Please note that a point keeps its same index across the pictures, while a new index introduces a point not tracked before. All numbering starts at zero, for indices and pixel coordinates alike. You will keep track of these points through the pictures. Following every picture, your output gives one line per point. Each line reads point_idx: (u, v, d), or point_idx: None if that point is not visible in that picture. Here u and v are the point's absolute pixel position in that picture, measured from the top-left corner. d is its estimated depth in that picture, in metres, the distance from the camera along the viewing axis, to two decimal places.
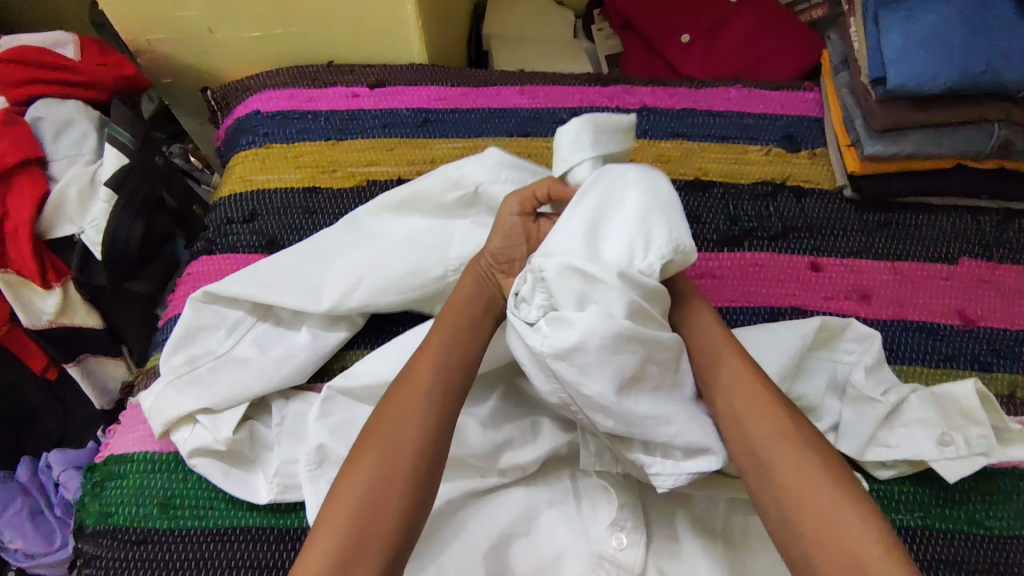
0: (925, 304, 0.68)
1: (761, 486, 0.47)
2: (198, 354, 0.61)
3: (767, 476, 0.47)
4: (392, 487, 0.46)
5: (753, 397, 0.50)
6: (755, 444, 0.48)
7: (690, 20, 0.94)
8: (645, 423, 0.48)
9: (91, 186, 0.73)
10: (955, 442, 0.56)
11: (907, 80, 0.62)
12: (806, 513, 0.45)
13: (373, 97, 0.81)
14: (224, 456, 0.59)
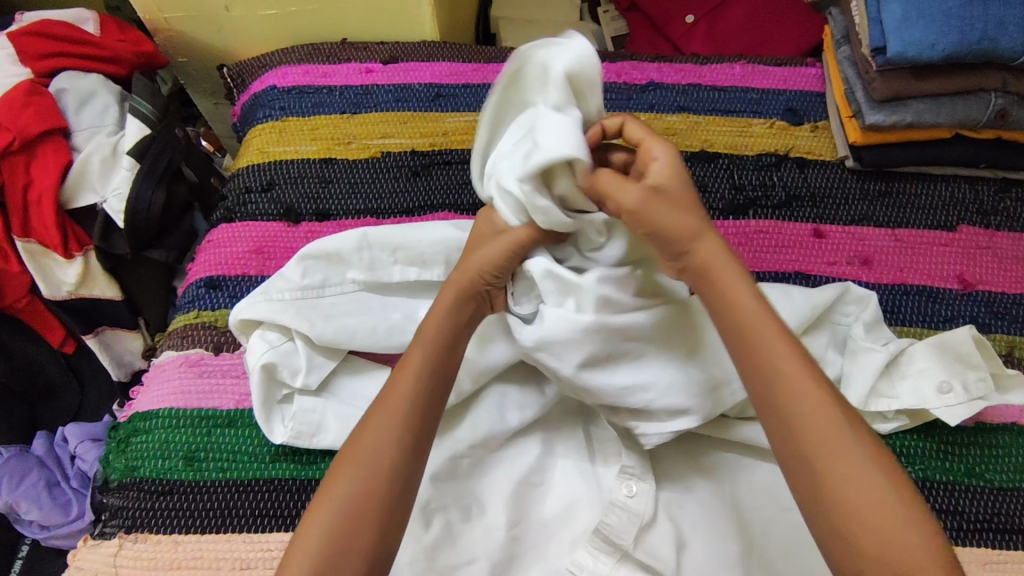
0: (925, 268, 0.70)
1: (808, 485, 0.42)
2: (326, 283, 0.60)
3: (816, 476, 0.42)
4: (368, 506, 0.45)
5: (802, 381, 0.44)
6: (808, 438, 0.43)
7: (694, 1, 0.96)
8: (612, 390, 0.52)
9: (113, 157, 0.75)
10: (954, 389, 0.58)
11: (906, 49, 0.64)
12: (837, 502, 0.41)
13: (386, 72, 0.83)
14: (275, 381, 0.59)
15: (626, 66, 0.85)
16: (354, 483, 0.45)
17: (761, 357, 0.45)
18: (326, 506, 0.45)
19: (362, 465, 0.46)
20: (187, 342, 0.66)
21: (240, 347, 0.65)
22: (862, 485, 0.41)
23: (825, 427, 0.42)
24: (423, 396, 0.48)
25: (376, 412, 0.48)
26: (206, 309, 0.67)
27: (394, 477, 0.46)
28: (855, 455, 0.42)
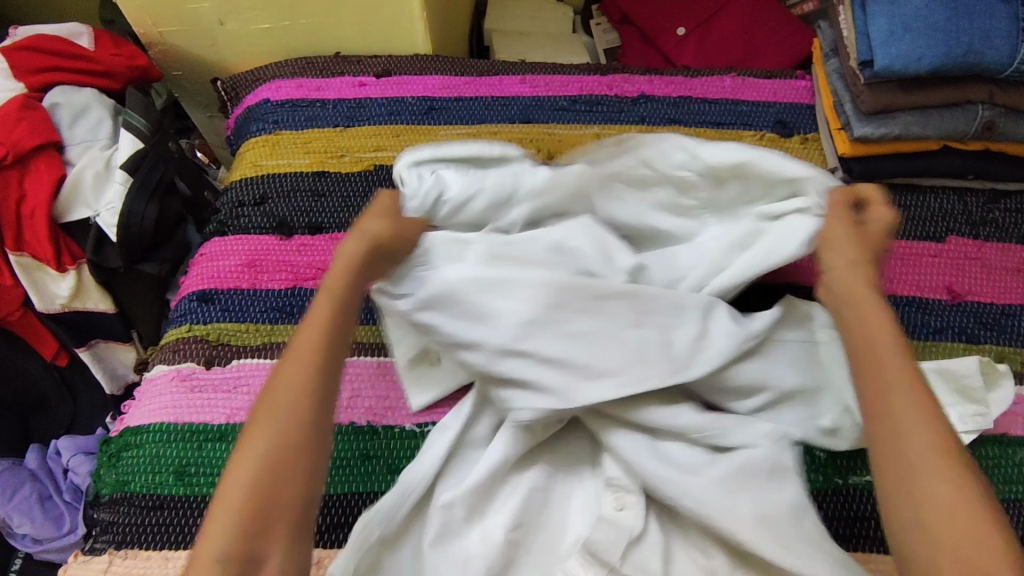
0: (915, 280, 0.71)
1: (897, 485, 0.43)
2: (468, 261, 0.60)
3: (908, 478, 0.43)
4: (280, 472, 0.43)
5: (915, 399, 0.45)
6: (907, 449, 0.43)
7: (685, 14, 0.97)
8: (459, 333, 0.55)
9: (106, 171, 0.75)
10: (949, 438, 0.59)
11: (893, 62, 0.65)
12: (902, 464, 0.43)
13: (379, 86, 0.84)
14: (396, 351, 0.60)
15: (618, 78, 0.85)
16: (275, 429, 0.45)
17: (870, 345, 0.48)
18: (247, 459, 0.44)
19: (281, 412, 0.45)
20: (178, 355, 0.66)
21: (231, 362, 0.65)
22: (922, 448, 0.43)
23: (905, 400, 0.45)
24: (333, 340, 0.49)
25: (289, 363, 0.48)
26: (198, 322, 0.68)
27: (313, 422, 0.46)
28: (928, 426, 0.44)
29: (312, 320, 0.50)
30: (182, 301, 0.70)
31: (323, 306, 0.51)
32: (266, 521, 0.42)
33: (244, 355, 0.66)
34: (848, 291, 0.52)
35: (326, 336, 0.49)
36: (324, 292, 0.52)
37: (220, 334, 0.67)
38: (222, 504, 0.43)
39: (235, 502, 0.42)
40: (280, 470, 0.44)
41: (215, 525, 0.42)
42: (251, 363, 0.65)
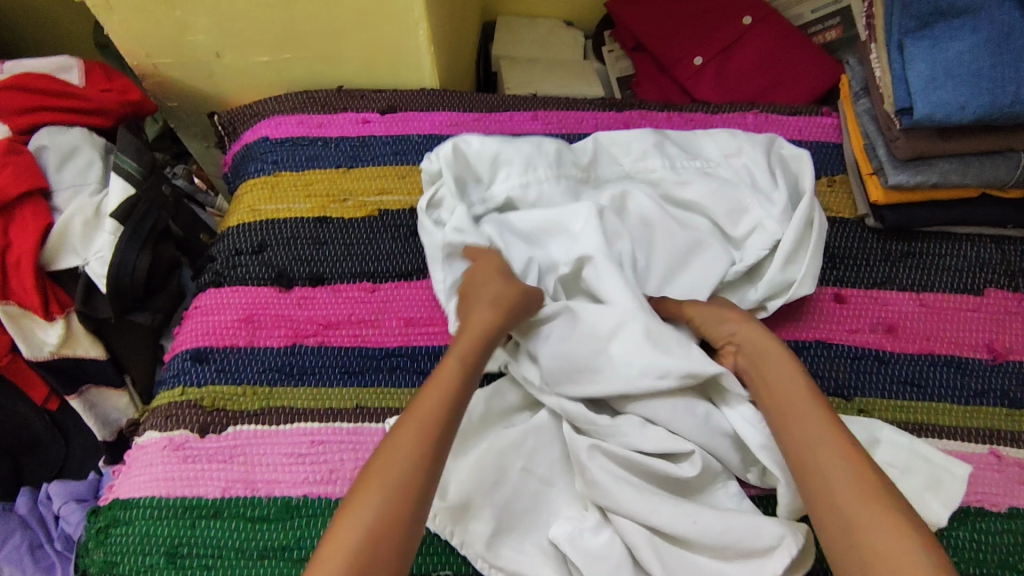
0: (952, 337, 0.67)
1: (836, 527, 0.45)
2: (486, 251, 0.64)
3: (846, 520, 0.45)
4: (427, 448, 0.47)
5: (838, 448, 0.48)
6: (838, 491, 0.46)
7: (702, 43, 0.93)
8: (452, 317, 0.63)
9: (96, 218, 0.71)
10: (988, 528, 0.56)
11: (934, 111, 0.60)
12: (839, 514, 0.45)
13: (384, 123, 0.80)
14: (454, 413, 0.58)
15: (634, 114, 0.81)
16: (417, 442, 0.47)
17: (788, 405, 0.52)
18: (361, 504, 0.44)
19: (402, 460, 0.46)
20: (171, 422, 0.62)
21: (227, 429, 0.61)
22: (857, 504, 0.45)
23: (832, 452, 0.48)
24: (458, 400, 0.50)
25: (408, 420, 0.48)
26: (192, 384, 0.63)
27: (429, 474, 0.46)
28: (863, 475, 0.46)
29: (443, 373, 0.51)
30: (175, 358, 0.66)
31: (452, 364, 0.52)
32: (371, 568, 0.42)
33: (240, 421, 0.62)
34: (763, 356, 0.56)
35: (454, 395, 0.50)
36: (455, 347, 0.53)
37: (214, 399, 0.63)
38: (332, 547, 0.42)
39: (346, 543, 0.42)
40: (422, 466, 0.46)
41: (324, 561, 0.42)
42: (248, 430, 0.61)
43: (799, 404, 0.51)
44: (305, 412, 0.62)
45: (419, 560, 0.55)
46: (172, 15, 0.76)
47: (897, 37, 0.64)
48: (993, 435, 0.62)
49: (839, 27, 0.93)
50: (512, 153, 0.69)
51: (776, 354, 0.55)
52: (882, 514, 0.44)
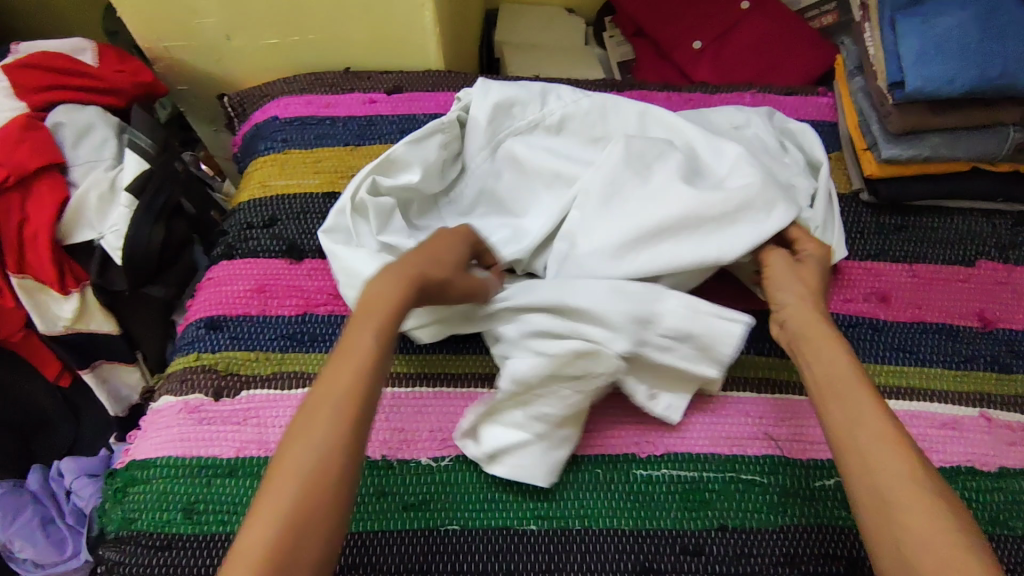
0: (944, 306, 0.69)
1: (880, 529, 0.43)
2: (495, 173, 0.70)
3: (892, 522, 0.43)
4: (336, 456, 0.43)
5: (894, 445, 0.46)
6: (883, 487, 0.44)
7: (700, 27, 0.95)
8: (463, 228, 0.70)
9: (111, 192, 0.74)
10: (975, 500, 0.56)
11: (925, 84, 0.62)
12: (878, 500, 0.44)
13: (390, 103, 0.82)
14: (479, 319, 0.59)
15: (634, 95, 0.83)
16: (312, 454, 0.43)
17: (837, 397, 0.49)
18: (285, 478, 0.42)
19: (319, 436, 0.44)
20: (186, 386, 0.64)
21: (241, 393, 0.63)
22: (911, 503, 0.43)
23: (883, 449, 0.45)
24: (367, 372, 0.47)
25: (324, 392, 0.46)
26: (206, 350, 0.65)
27: (349, 442, 0.44)
28: (898, 453, 0.45)
29: (350, 348, 0.48)
30: (189, 327, 0.68)
31: (360, 344, 0.48)
32: (304, 536, 0.41)
33: (254, 385, 0.63)
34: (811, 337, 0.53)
35: (365, 370, 0.47)
36: (365, 323, 0.49)
37: (228, 364, 0.65)
38: (256, 526, 0.41)
39: (271, 519, 0.41)
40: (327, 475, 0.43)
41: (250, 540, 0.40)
42: (261, 394, 0.63)
43: (840, 384, 0.50)
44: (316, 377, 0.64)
45: (428, 516, 0.57)
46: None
47: (889, 14, 0.66)
48: (984, 398, 0.64)
49: (834, 12, 0.95)
50: (524, 99, 0.71)
51: (822, 334, 0.53)
52: (922, 496, 0.43)
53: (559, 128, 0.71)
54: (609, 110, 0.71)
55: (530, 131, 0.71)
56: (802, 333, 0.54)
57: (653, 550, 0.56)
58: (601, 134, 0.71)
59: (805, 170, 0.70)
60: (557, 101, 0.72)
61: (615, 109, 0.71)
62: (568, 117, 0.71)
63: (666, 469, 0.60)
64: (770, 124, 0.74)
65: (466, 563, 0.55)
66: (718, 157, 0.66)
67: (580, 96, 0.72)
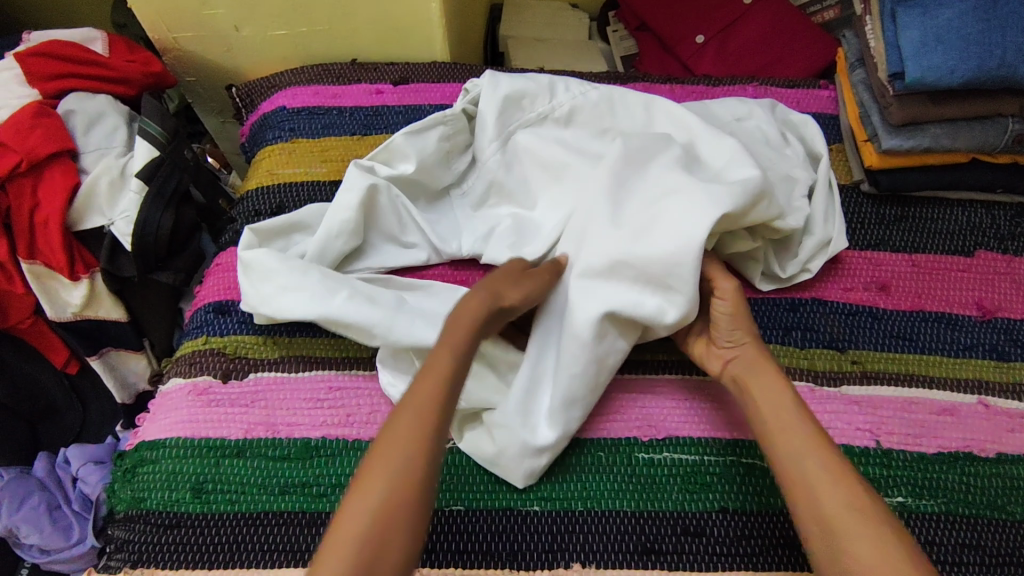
0: (943, 295, 0.70)
1: (826, 549, 0.45)
2: (501, 165, 0.71)
3: (835, 540, 0.45)
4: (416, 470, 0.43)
5: (833, 467, 0.48)
6: (829, 506, 0.46)
7: (704, 22, 0.96)
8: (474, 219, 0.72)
9: (121, 179, 0.74)
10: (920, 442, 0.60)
11: (925, 75, 0.63)
12: (824, 520, 0.46)
13: (397, 93, 0.83)
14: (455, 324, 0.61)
15: (638, 87, 0.84)
16: (395, 467, 0.43)
17: (784, 426, 0.52)
18: (375, 478, 0.43)
19: (401, 453, 0.44)
20: (195, 368, 0.64)
21: (248, 375, 0.64)
22: (853, 517, 0.45)
23: (819, 469, 0.48)
24: (453, 383, 0.48)
25: (421, 396, 0.47)
26: (215, 334, 0.66)
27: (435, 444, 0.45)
28: (844, 478, 0.47)
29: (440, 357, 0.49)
30: (199, 311, 0.69)
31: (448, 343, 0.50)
32: (382, 547, 0.40)
33: (262, 368, 0.64)
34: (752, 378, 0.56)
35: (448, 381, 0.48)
36: (456, 323, 0.52)
37: (237, 347, 0.65)
38: (342, 529, 0.41)
39: (355, 523, 0.41)
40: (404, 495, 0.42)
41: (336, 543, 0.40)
42: (268, 376, 0.64)
43: (784, 420, 0.52)
44: (323, 360, 0.65)
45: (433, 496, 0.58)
46: None
47: (890, 6, 0.67)
48: (982, 385, 0.65)
49: (836, 7, 0.96)
50: (533, 91, 0.72)
51: (769, 371, 0.56)
52: (865, 525, 0.45)
53: (567, 121, 0.72)
54: (621, 102, 0.71)
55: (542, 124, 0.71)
56: (745, 372, 0.57)
57: (654, 532, 0.57)
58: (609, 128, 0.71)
59: (806, 163, 0.71)
60: (572, 92, 0.72)
61: (631, 101, 0.71)
62: (582, 109, 0.71)
63: (668, 452, 0.61)
64: (772, 116, 0.74)
65: (470, 542, 0.56)
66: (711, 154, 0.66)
67: (599, 90, 0.72)
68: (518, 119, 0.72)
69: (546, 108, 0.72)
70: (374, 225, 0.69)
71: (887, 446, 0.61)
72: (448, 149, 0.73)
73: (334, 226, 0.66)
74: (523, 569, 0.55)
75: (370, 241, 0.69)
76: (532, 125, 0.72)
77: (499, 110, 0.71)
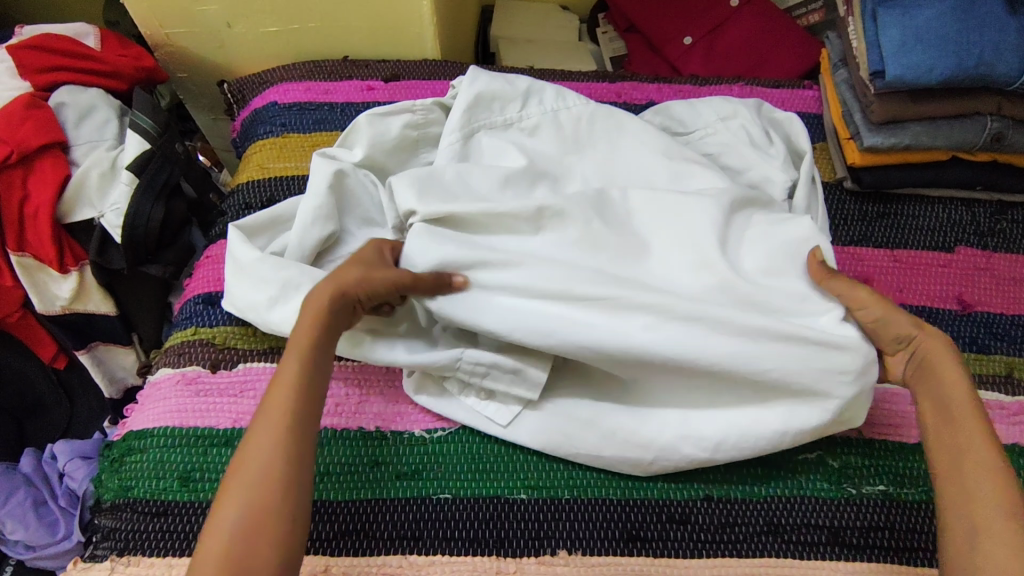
0: (924, 289, 0.71)
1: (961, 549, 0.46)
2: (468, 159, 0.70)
3: (973, 540, 0.45)
4: (262, 519, 0.43)
5: (988, 469, 0.48)
6: (973, 508, 0.46)
7: (691, 24, 0.98)
8: None
9: (112, 171, 0.74)
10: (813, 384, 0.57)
11: (904, 73, 0.65)
12: (969, 519, 0.46)
13: (388, 90, 0.85)
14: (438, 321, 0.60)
15: (626, 86, 0.86)
16: (235, 521, 0.42)
17: (950, 421, 0.51)
18: (220, 525, 0.42)
19: (242, 505, 0.43)
20: (184, 359, 0.65)
21: (237, 365, 0.64)
22: (994, 519, 0.45)
23: (976, 467, 0.48)
24: (295, 411, 0.48)
25: (261, 424, 0.47)
26: (204, 325, 0.66)
27: (281, 473, 0.45)
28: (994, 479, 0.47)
29: (279, 390, 0.48)
30: (188, 302, 0.69)
31: (286, 369, 0.50)
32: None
33: (251, 359, 0.65)
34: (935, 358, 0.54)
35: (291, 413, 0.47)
36: (296, 345, 0.51)
37: (226, 338, 0.65)
38: (199, 570, 0.41)
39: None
40: (251, 546, 0.42)
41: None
42: (258, 367, 0.64)
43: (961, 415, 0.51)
44: None
45: (421, 484, 0.58)
46: None
47: (870, 7, 0.68)
48: None
49: (821, 10, 0.98)
50: (508, 94, 0.71)
51: (945, 363, 0.53)
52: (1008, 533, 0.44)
53: (535, 128, 0.71)
54: (605, 119, 0.71)
55: (515, 132, 0.71)
56: (925, 359, 0.54)
57: (640, 520, 0.57)
58: (578, 146, 0.71)
59: (792, 163, 0.72)
60: (548, 99, 0.72)
61: (607, 111, 0.72)
62: (563, 121, 0.71)
63: None
64: (757, 114, 0.76)
65: (458, 529, 0.56)
66: (695, 178, 0.67)
67: (578, 104, 0.72)
68: (480, 117, 0.71)
69: (514, 112, 0.72)
70: (346, 210, 0.70)
71: (869, 436, 0.62)
72: (414, 137, 0.74)
73: (308, 216, 0.67)
74: (510, 556, 0.55)
75: (347, 228, 0.70)
76: (498, 121, 0.71)
77: (467, 106, 0.70)
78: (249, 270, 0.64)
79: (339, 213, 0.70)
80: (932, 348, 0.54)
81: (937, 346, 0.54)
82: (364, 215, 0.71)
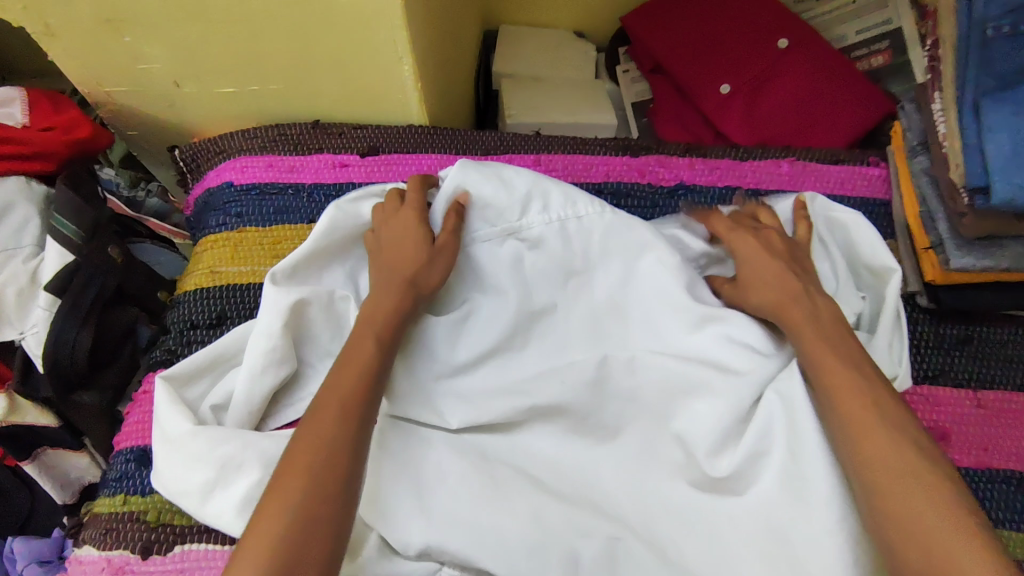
0: (1013, 445, 0.58)
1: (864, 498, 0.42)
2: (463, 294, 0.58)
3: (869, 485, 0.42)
4: (348, 432, 0.45)
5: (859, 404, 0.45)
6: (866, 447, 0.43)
7: (730, 69, 0.82)
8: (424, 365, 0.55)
9: (32, 287, 0.63)
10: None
11: (1016, 196, 0.50)
12: (873, 463, 0.42)
13: (365, 167, 0.71)
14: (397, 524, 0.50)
15: (651, 160, 0.71)
16: (327, 430, 0.44)
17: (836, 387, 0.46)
18: (312, 440, 0.44)
19: (333, 421, 0.45)
20: (110, 539, 0.54)
21: (173, 550, 0.53)
22: (890, 462, 0.42)
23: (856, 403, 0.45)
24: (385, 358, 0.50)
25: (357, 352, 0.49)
26: (135, 492, 0.56)
27: (355, 447, 0.45)
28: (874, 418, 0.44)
29: (353, 361, 0.48)
30: (120, 456, 0.58)
31: (361, 347, 0.49)
32: (307, 546, 0.40)
33: (190, 539, 0.54)
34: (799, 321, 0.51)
35: (363, 386, 0.47)
36: (369, 323, 0.51)
37: (160, 512, 0.55)
38: (289, 471, 0.43)
39: (292, 486, 0.42)
40: (335, 457, 0.43)
41: (257, 532, 0.40)
42: (198, 551, 0.53)
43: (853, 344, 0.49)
44: None
45: None
46: (122, 42, 0.66)
47: (971, 97, 0.53)
48: None
49: (887, 52, 0.82)
50: (505, 200, 0.59)
51: (802, 312, 0.51)
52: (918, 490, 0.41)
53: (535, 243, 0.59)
54: (618, 231, 0.58)
55: (512, 248, 0.58)
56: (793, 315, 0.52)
57: None
58: (586, 266, 0.59)
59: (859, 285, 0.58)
60: (553, 201, 0.59)
61: (625, 226, 0.58)
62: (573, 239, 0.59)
63: None
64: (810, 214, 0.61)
65: None
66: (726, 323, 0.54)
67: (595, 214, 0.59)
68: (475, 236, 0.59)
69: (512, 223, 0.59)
70: (305, 343, 0.58)
71: None
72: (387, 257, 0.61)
73: (257, 361, 0.55)
74: None
75: (307, 361, 0.59)
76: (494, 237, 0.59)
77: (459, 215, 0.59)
78: (184, 438, 0.53)
79: (295, 345, 0.58)
80: (782, 298, 0.52)
81: (778, 285, 0.53)
82: (327, 346, 0.59)
